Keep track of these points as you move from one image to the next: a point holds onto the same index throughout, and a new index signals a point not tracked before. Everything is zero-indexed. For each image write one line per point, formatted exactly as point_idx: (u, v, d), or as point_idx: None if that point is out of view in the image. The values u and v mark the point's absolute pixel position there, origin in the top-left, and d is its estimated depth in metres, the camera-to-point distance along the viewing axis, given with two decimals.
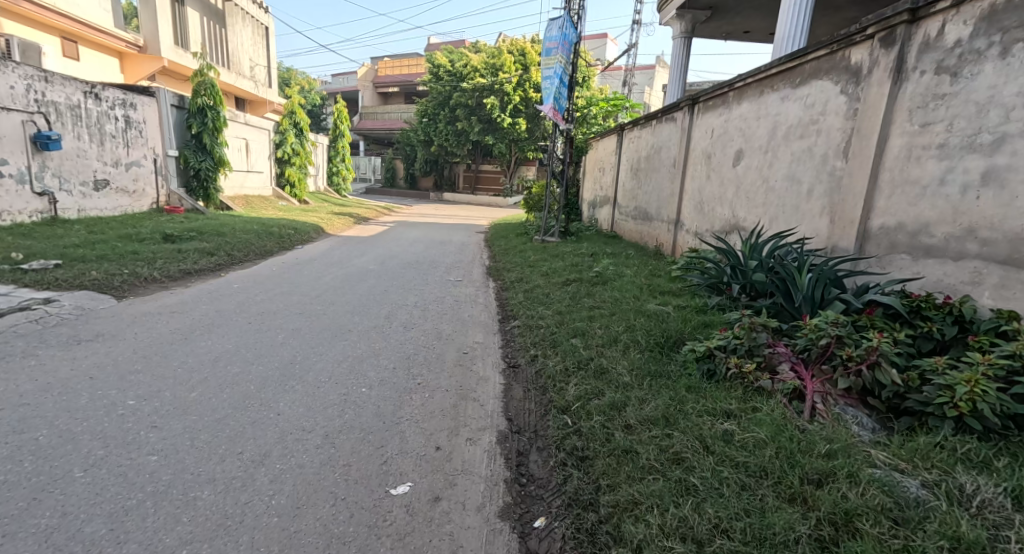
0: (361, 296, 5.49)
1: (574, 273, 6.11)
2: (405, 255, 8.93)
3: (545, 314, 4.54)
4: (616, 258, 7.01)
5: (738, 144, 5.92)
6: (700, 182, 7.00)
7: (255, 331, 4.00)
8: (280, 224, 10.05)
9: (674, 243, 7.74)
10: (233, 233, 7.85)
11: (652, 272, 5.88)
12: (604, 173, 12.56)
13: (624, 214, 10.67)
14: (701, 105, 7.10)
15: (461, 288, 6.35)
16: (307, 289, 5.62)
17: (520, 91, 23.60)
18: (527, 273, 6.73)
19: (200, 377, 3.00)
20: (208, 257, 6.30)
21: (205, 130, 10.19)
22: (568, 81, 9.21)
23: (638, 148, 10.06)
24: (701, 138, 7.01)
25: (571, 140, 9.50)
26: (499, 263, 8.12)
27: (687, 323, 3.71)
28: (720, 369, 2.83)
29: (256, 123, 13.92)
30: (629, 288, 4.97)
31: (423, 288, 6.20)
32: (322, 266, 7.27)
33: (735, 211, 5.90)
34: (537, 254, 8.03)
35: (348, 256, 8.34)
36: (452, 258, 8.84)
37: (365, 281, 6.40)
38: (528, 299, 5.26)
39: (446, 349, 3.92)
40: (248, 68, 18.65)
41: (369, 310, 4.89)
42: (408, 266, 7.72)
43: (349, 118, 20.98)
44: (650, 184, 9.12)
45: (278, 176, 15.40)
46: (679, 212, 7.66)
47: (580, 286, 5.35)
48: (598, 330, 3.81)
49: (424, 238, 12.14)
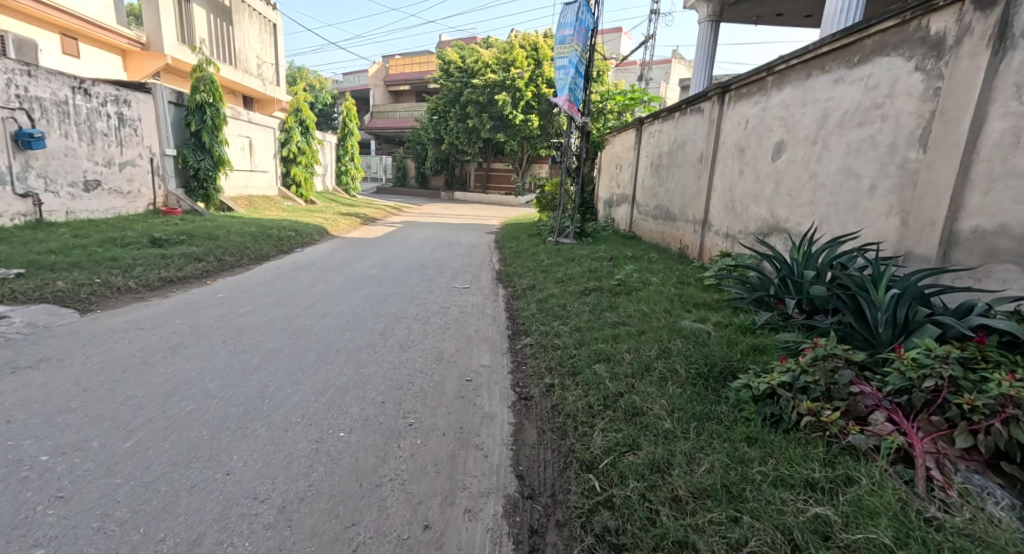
0: (358, 306, 4.95)
1: (593, 280, 5.51)
2: (410, 258, 8.41)
3: (561, 331, 3.95)
4: (638, 263, 6.41)
5: (778, 135, 5.28)
6: (730, 179, 6.35)
7: (227, 353, 3.42)
8: (280, 226, 9.62)
9: (702, 246, 7.09)
10: (228, 236, 7.40)
11: (681, 279, 5.26)
12: (621, 170, 11.91)
13: (643, 213, 10.05)
14: (732, 94, 6.46)
15: (468, 296, 5.79)
16: (300, 299, 5.11)
17: (533, 87, 23.05)
18: (540, 279, 6.14)
19: (145, 419, 2.41)
20: (194, 263, 5.80)
21: (204, 128, 9.77)
22: (584, 71, 8.60)
23: (659, 143, 9.40)
24: (733, 130, 6.34)
25: (588, 135, 8.88)
26: (511, 267, 7.55)
27: (734, 347, 3.09)
28: (787, 415, 2.22)
29: (260, 121, 13.52)
30: (657, 300, 4.36)
31: (427, 296, 5.67)
32: (320, 272, 6.75)
33: (775, 211, 5.26)
34: (550, 258, 7.44)
35: (350, 260, 7.85)
36: (460, 262, 8.31)
37: (364, 288, 5.88)
38: (542, 311, 4.68)
39: (448, 374, 3.36)
40: (256, 65, 18.31)
41: (364, 324, 4.36)
42: (412, 271, 7.19)
43: (358, 116, 20.58)
44: (672, 182, 8.50)
45: (284, 176, 15.01)
46: (706, 211, 7.03)
47: (601, 296, 4.75)
48: (625, 355, 3.22)
49: (432, 239, 11.62)
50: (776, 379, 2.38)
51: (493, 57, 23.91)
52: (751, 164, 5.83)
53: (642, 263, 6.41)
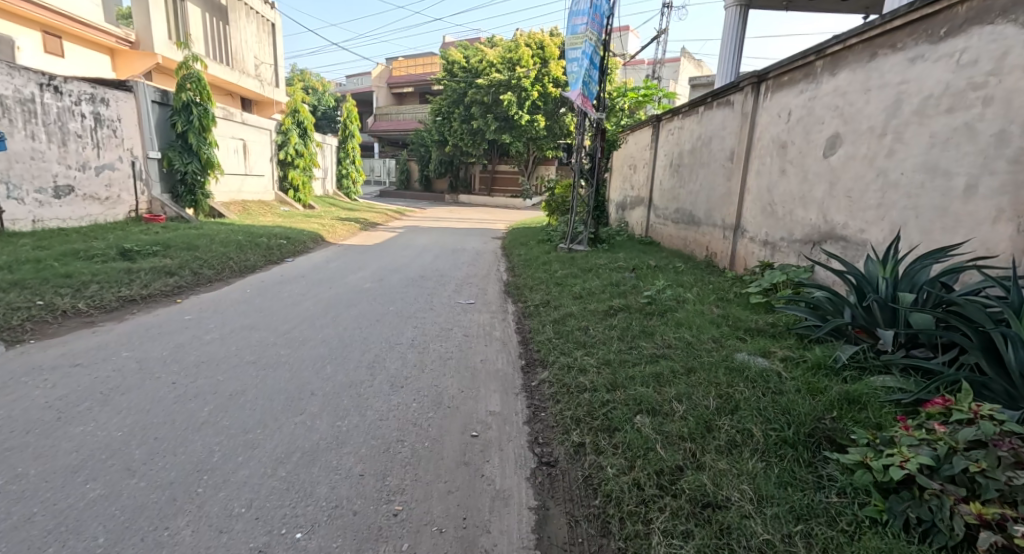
0: (347, 331, 4.27)
1: (616, 296, 4.80)
2: (410, 268, 7.73)
3: (586, 367, 3.25)
4: (665, 275, 5.70)
5: (831, 127, 4.57)
6: (769, 179, 5.64)
7: (175, 398, 2.75)
8: (273, 233, 9.00)
9: (735, 254, 6.38)
10: (210, 246, 6.76)
11: (719, 297, 4.55)
12: (637, 170, 11.17)
13: (662, 216, 9.35)
14: (769, 83, 5.76)
15: (474, 315, 5.11)
16: (280, 321, 4.43)
17: (539, 85, 22.36)
18: (555, 293, 5.46)
19: (22, 518, 1.74)
20: (164, 278, 5.15)
21: (191, 129, 9.16)
22: (599, 62, 7.91)
23: (681, 140, 8.67)
24: (771, 124, 5.62)
25: (604, 133, 8.18)
26: (520, 278, 6.86)
27: (816, 395, 2.40)
28: (944, 526, 1.52)
29: (256, 123, 12.92)
30: (698, 323, 3.67)
31: (426, 315, 4.99)
32: (309, 285, 6.08)
33: (829, 216, 4.55)
34: (565, 267, 6.76)
35: (344, 271, 7.20)
36: (464, 272, 7.63)
37: (357, 306, 5.21)
38: (562, 337, 3.98)
39: (449, 428, 2.67)
40: (253, 66, 17.80)
41: (351, 355, 3.68)
42: (411, 283, 6.51)
43: (359, 117, 19.99)
44: (696, 183, 7.80)
45: (281, 180, 14.42)
46: (738, 215, 6.32)
47: (628, 318, 4.04)
48: (676, 405, 2.53)
49: (435, 246, 10.95)
50: (909, 459, 1.70)
51: (498, 56, 23.25)
52: (796, 162, 5.11)
53: (670, 275, 5.70)
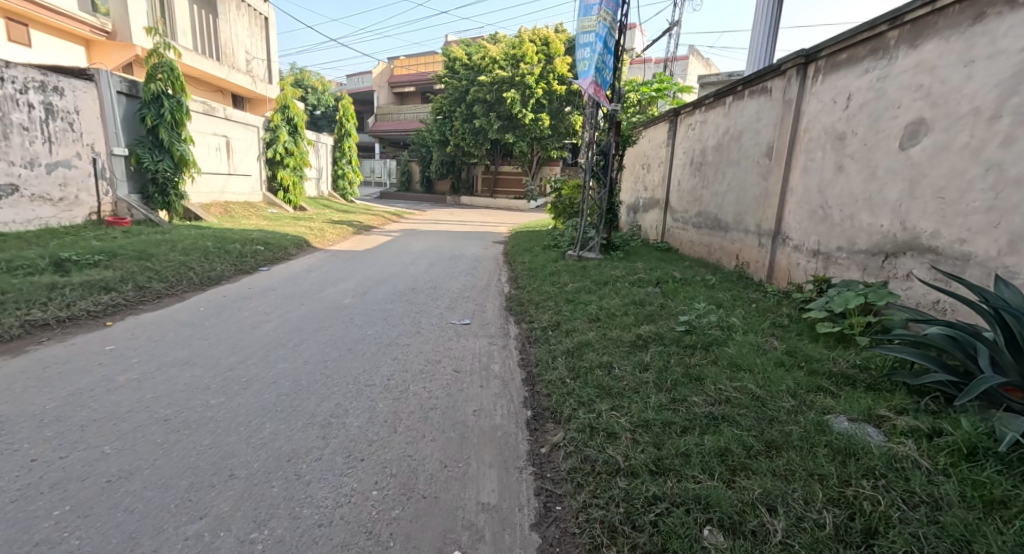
0: (307, 366, 3.40)
1: (641, 320, 3.93)
2: (399, 278, 6.87)
3: (617, 433, 2.38)
4: (695, 291, 4.82)
5: (912, 111, 3.70)
6: (820, 177, 4.77)
7: (21, 491, 1.89)
8: (252, 238, 8.18)
9: (775, 266, 5.50)
10: (169, 255, 5.91)
11: (772, 323, 3.67)
12: (651, 170, 10.30)
13: (681, 220, 8.49)
14: (821, 64, 4.88)
15: (469, 341, 4.24)
16: (225, 352, 3.56)
17: (543, 83, 21.51)
18: (566, 314, 4.58)
19: None
20: (95, 296, 4.29)
21: (162, 123, 8.34)
22: (614, 47, 7.04)
23: (704, 136, 7.79)
24: (824, 112, 4.75)
25: (619, 127, 7.30)
26: (525, 292, 5.98)
27: (997, 511, 1.54)
28: None
29: (241, 119, 12.08)
30: (757, 362, 2.79)
31: (411, 341, 4.12)
32: (278, 301, 5.23)
33: (909, 222, 3.68)
34: (575, 280, 5.88)
35: (324, 282, 6.34)
36: (461, 283, 6.76)
37: (329, 328, 4.35)
38: (578, 379, 3.12)
39: (421, 541, 1.82)
40: (244, 61, 17.04)
41: (304, 405, 2.82)
42: (398, 298, 5.65)
43: (355, 115, 19.15)
44: (723, 183, 6.93)
45: (271, 180, 13.63)
46: (779, 220, 5.46)
47: (661, 353, 3.16)
48: (769, 519, 1.65)
49: (432, 252, 10.11)
50: None
51: (501, 53, 22.42)
52: (860, 156, 4.24)
53: (700, 292, 4.83)
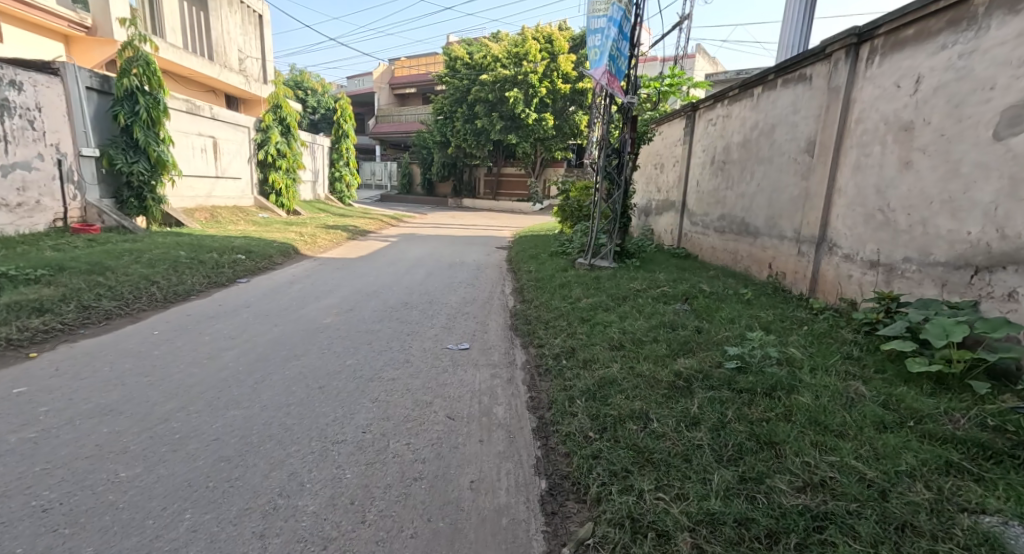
0: (264, 414, 2.72)
1: (674, 349, 3.25)
2: (392, 292, 6.18)
3: (672, 534, 1.72)
4: (731, 310, 4.13)
5: (1012, 93, 3.02)
6: (878, 176, 4.08)
7: None
8: (235, 245, 7.53)
9: (820, 278, 4.81)
10: (129, 267, 5.24)
11: (841, 355, 2.98)
12: (666, 171, 9.60)
13: (702, 224, 7.80)
14: (877, 43, 4.19)
15: (469, 375, 3.55)
16: (165, 394, 2.88)
17: (547, 81, 20.83)
18: (582, 339, 3.89)
19: None
20: (22, 321, 3.61)
21: (137, 122, 7.69)
22: (630, 33, 6.35)
23: (728, 132, 7.09)
24: (883, 99, 4.05)
25: (635, 122, 6.61)
26: (532, 308, 5.29)
27: None
28: None
29: (230, 119, 11.46)
30: (846, 418, 2.13)
31: (399, 376, 3.44)
32: (249, 321, 4.55)
33: (1009, 230, 3.00)
34: (589, 294, 5.19)
35: (307, 297, 5.67)
36: (460, 296, 6.07)
37: (303, 357, 3.66)
38: (605, 435, 2.45)
39: None
40: (237, 60, 16.42)
41: (250, 477, 2.15)
42: (388, 316, 4.97)
43: (353, 115, 18.49)
44: (753, 184, 6.25)
45: (263, 184, 13.02)
46: (824, 225, 4.78)
47: (710, 400, 2.49)
48: None
49: (430, 259, 9.42)
50: None
51: (503, 51, 21.76)
52: (934, 149, 3.55)
53: (737, 310, 4.15)
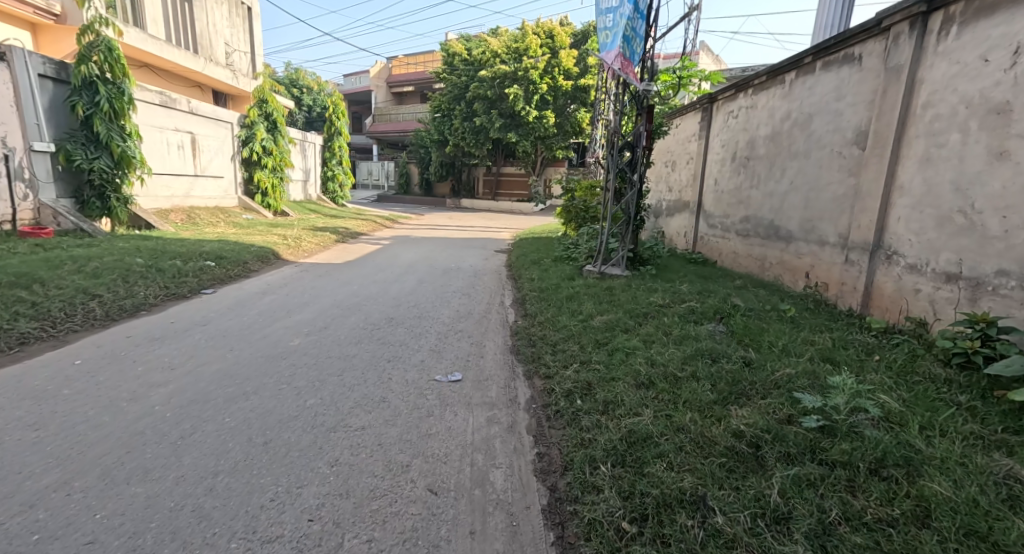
0: (178, 491, 2.01)
1: (722, 391, 2.54)
2: (377, 305, 5.45)
3: None
4: (778, 333, 3.43)
5: None
6: (957, 170, 3.37)
7: None
8: (205, 250, 6.81)
9: (875, 293, 4.09)
10: (66, 280, 4.54)
11: (948, 404, 2.27)
12: (680, 169, 8.87)
13: (723, 227, 7.09)
14: (953, 11, 3.48)
15: (460, 421, 2.83)
16: (48, 460, 2.16)
17: (548, 77, 20.13)
18: (601, 371, 3.17)
19: None
20: None
21: (98, 114, 6.94)
22: (647, 12, 5.61)
23: (753, 125, 6.37)
24: (964, 77, 3.35)
25: (650, 112, 5.84)
26: (537, 326, 4.56)
27: None
28: None
29: (210, 114, 10.73)
30: (1017, 529, 1.48)
31: (371, 423, 2.72)
32: (199, 344, 3.84)
33: None
34: (602, 310, 4.47)
35: (278, 312, 4.94)
36: (455, 311, 5.34)
37: (254, 395, 2.95)
38: (647, 532, 1.75)
39: None
40: (224, 53, 15.68)
41: None
42: (367, 337, 4.25)
43: (347, 112, 17.70)
44: (785, 181, 5.53)
45: (248, 183, 12.29)
46: (880, 229, 4.06)
47: (794, 480, 1.80)
48: None
49: (423, 264, 8.69)
50: None
51: (502, 46, 21.09)
52: None
53: (784, 333, 3.44)
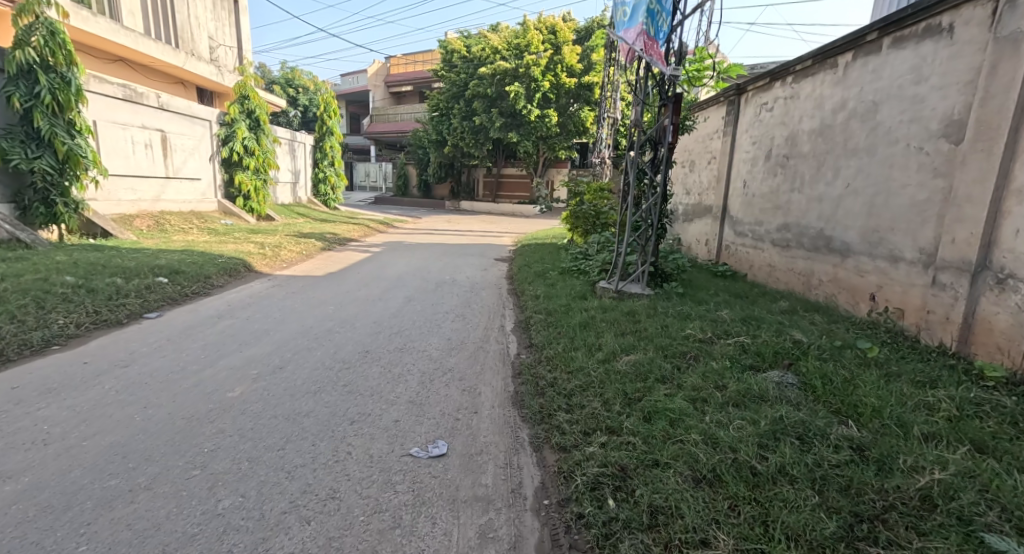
0: None
1: (839, 512, 1.69)
2: (353, 333, 4.55)
3: None
4: (872, 388, 2.56)
5: None
6: None
7: None
8: (160, 263, 5.92)
9: (978, 327, 3.19)
10: None
11: None
12: (701, 169, 7.98)
13: (756, 235, 6.18)
14: None
15: (438, 537, 1.94)
16: None
17: (551, 75, 19.24)
18: (642, 449, 2.29)
19: None
20: None
21: (38, 107, 6.08)
22: None
23: (794, 118, 5.48)
24: None
25: (678, 102, 4.89)
26: (546, 364, 3.68)
27: None
28: None
29: (183, 110, 9.91)
30: None
31: (304, 548, 1.84)
32: (105, 396, 2.94)
33: None
34: (627, 347, 3.57)
35: (229, 344, 4.05)
36: (446, 340, 4.45)
37: (145, 493, 2.06)
38: None
39: None
40: (208, 48, 14.85)
41: None
42: (329, 383, 3.36)
43: (339, 110, 16.74)
44: (842, 184, 4.62)
45: (229, 185, 11.43)
46: (986, 246, 3.17)
47: None
48: None
49: (415, 276, 7.80)
50: None
51: (503, 43, 20.22)
52: None
53: (880, 389, 2.57)
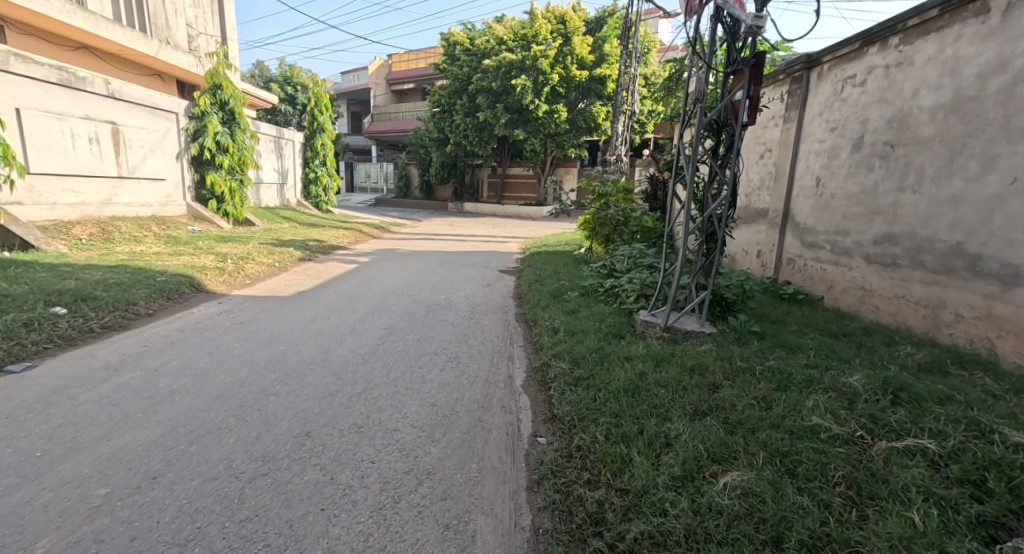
0: None
1: None
2: (297, 398, 3.15)
3: None
4: None
5: None
6: None
7: None
8: (63, 287, 4.56)
9: None
10: None
11: None
12: (751, 164, 6.53)
13: (840, 248, 4.73)
14: None
15: None
16: None
17: (559, 67, 17.86)
18: None
19: None
20: None
21: None
22: None
23: (903, 91, 4.06)
24: None
25: (759, 68, 3.46)
26: (585, 471, 2.28)
27: None
28: None
29: (143, 100, 8.61)
30: None
31: None
32: None
33: None
34: (720, 451, 2.14)
35: (98, 426, 2.66)
36: (428, 409, 3.05)
37: None
38: None
39: None
40: (185, 36, 13.59)
41: None
42: (218, 521, 1.97)
43: (331, 105, 15.34)
44: (1004, 181, 3.20)
45: (200, 186, 10.11)
46: None
47: None
48: None
49: (404, 295, 6.42)
50: None
51: (509, 34, 18.85)
52: None
53: None
